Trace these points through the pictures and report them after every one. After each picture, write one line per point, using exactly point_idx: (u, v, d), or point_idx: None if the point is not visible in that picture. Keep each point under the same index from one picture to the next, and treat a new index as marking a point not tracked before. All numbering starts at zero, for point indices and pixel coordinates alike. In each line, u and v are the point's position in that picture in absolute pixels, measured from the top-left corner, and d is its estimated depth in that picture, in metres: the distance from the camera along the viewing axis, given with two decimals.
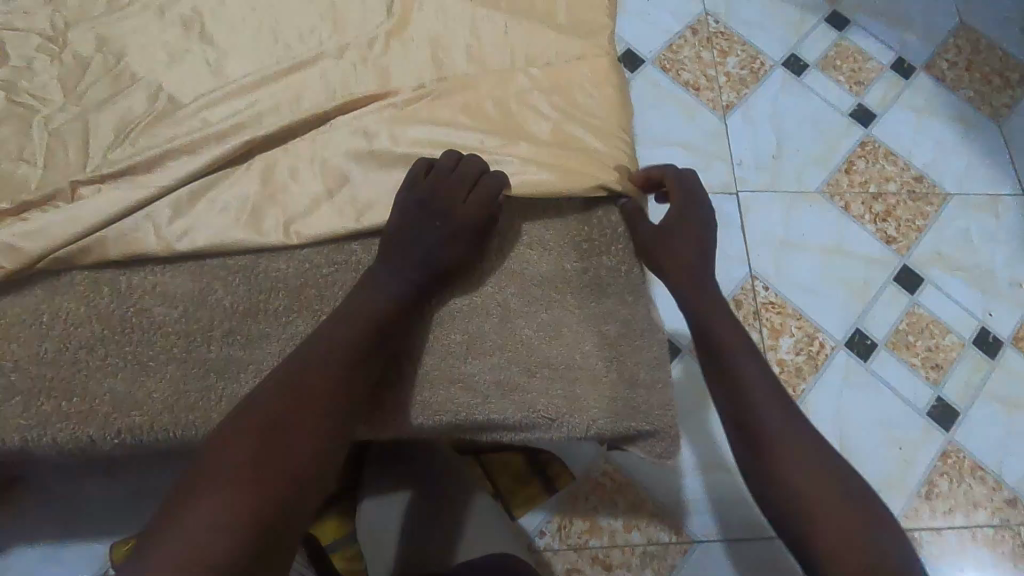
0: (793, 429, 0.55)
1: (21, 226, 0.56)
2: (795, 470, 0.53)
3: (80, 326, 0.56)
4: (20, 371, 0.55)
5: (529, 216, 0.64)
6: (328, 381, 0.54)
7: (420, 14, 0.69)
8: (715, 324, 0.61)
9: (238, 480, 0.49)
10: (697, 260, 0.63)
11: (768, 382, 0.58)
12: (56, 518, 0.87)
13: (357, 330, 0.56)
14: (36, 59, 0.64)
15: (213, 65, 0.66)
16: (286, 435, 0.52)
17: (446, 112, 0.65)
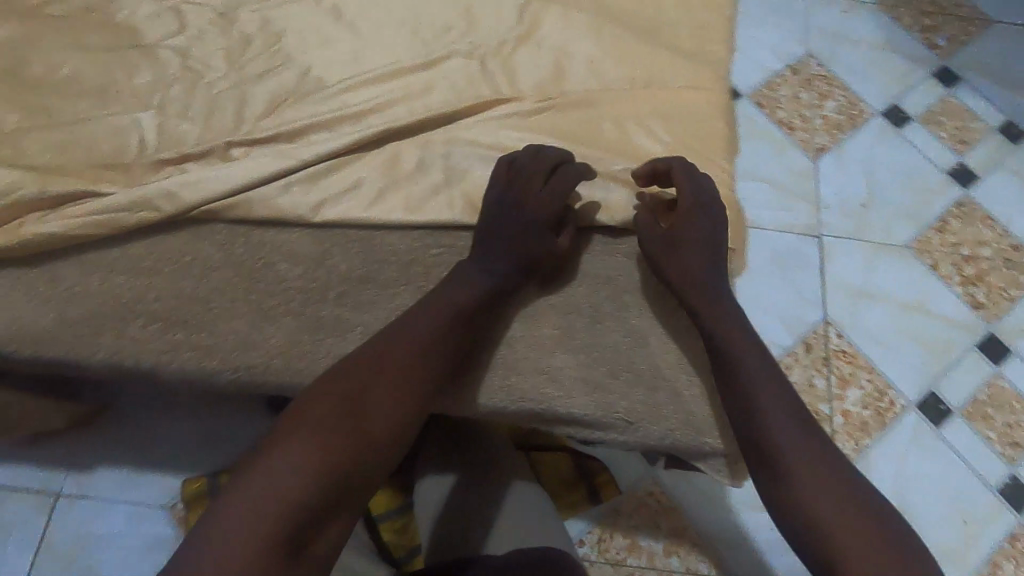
0: (808, 446, 0.54)
1: (181, 176, 0.63)
2: (813, 492, 0.52)
3: (215, 270, 0.63)
4: (160, 302, 0.61)
5: (552, 205, 0.62)
6: (414, 356, 0.57)
7: (549, 26, 0.74)
8: (713, 327, 0.59)
9: (322, 433, 0.53)
10: (709, 260, 0.61)
11: (785, 395, 0.56)
12: (139, 446, 1.01)
13: (444, 312, 0.59)
14: (206, 30, 0.72)
15: (356, 52, 0.72)
16: (368, 397, 0.55)
17: (561, 124, 0.69)
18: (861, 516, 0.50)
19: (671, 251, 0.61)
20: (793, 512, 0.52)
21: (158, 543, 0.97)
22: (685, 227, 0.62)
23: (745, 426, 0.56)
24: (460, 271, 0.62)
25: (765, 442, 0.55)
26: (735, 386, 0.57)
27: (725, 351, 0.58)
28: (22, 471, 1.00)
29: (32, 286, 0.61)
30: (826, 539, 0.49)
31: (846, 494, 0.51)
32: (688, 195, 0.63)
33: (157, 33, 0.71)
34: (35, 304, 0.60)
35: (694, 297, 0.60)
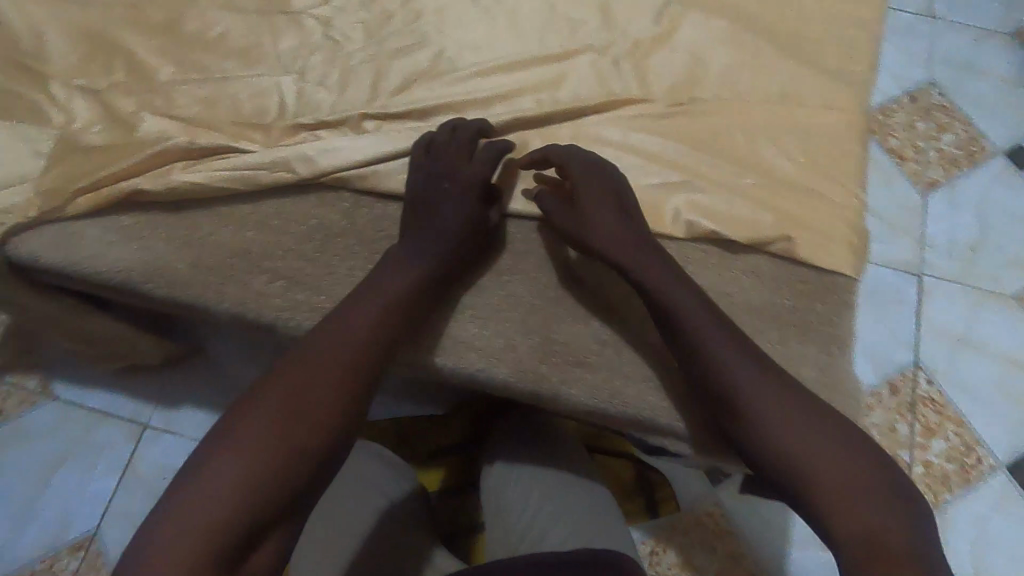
0: (773, 387, 0.52)
1: (319, 143, 0.66)
2: (786, 431, 0.50)
3: (339, 237, 0.65)
4: (286, 261, 0.64)
5: (457, 171, 0.62)
6: (353, 352, 0.52)
7: (686, 30, 0.72)
8: (652, 285, 0.57)
9: (262, 436, 0.46)
10: (633, 238, 0.59)
11: (736, 339, 0.54)
12: (221, 390, 1.07)
13: (382, 306, 0.55)
14: (349, 2, 0.73)
15: (491, 37, 0.72)
16: (302, 397, 0.48)
17: (690, 131, 0.68)
18: (837, 444, 0.49)
19: (581, 225, 0.60)
20: (768, 453, 0.50)
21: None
22: (582, 198, 0.61)
23: (708, 384, 0.54)
24: (404, 260, 0.58)
25: (729, 394, 0.52)
26: (688, 345, 0.55)
27: (664, 306, 0.56)
28: (115, 400, 1.08)
29: (170, 230, 0.64)
30: (806, 475, 0.48)
31: (817, 427, 0.50)
32: (578, 164, 0.62)
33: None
34: (172, 249, 0.64)
35: (626, 260, 0.58)
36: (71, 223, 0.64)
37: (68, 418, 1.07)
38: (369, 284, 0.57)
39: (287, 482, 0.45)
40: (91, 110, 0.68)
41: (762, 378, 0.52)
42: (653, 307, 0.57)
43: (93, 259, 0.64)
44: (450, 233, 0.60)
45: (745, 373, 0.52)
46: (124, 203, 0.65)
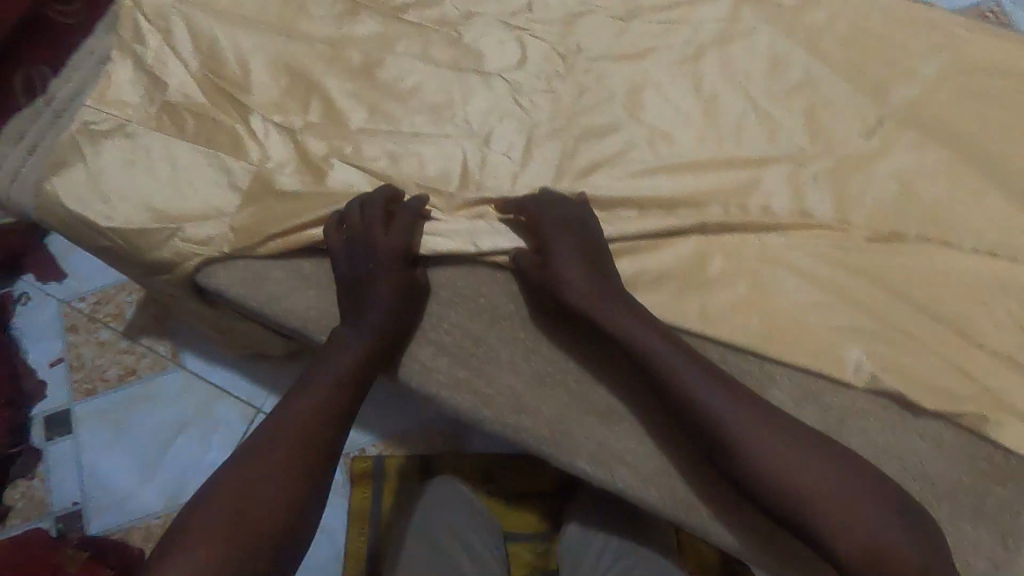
0: (753, 417, 0.54)
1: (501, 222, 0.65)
2: (775, 465, 0.52)
3: (506, 320, 0.65)
4: (452, 335, 0.64)
5: (388, 241, 0.62)
6: (305, 443, 0.54)
7: (896, 153, 0.67)
8: (622, 335, 0.58)
9: (216, 528, 0.49)
10: (602, 284, 0.60)
11: (706, 374, 0.56)
12: None
13: (332, 394, 0.58)
14: (543, 70, 0.72)
15: (683, 129, 0.69)
16: (253, 489, 0.51)
17: (885, 268, 0.64)
18: (825, 463, 0.52)
19: (553, 281, 0.60)
20: (761, 485, 0.52)
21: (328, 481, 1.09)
22: (550, 252, 0.61)
23: (695, 424, 0.55)
24: (345, 339, 0.60)
25: (717, 433, 0.53)
26: (672, 393, 0.56)
27: (641, 352, 0.57)
28: (234, 380, 1.15)
29: None
30: (805, 499, 0.51)
31: (801, 448, 0.53)
32: (551, 223, 0.62)
33: (495, 63, 0.73)
34: None
35: (595, 310, 0.58)
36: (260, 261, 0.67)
37: (191, 389, 1.16)
38: (314, 376, 0.59)
39: (245, 570, 0.48)
40: (285, 151, 0.71)
41: (733, 410, 0.54)
42: (629, 351, 0.58)
43: (273, 300, 0.66)
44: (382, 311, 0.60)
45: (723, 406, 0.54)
46: (308, 250, 0.68)
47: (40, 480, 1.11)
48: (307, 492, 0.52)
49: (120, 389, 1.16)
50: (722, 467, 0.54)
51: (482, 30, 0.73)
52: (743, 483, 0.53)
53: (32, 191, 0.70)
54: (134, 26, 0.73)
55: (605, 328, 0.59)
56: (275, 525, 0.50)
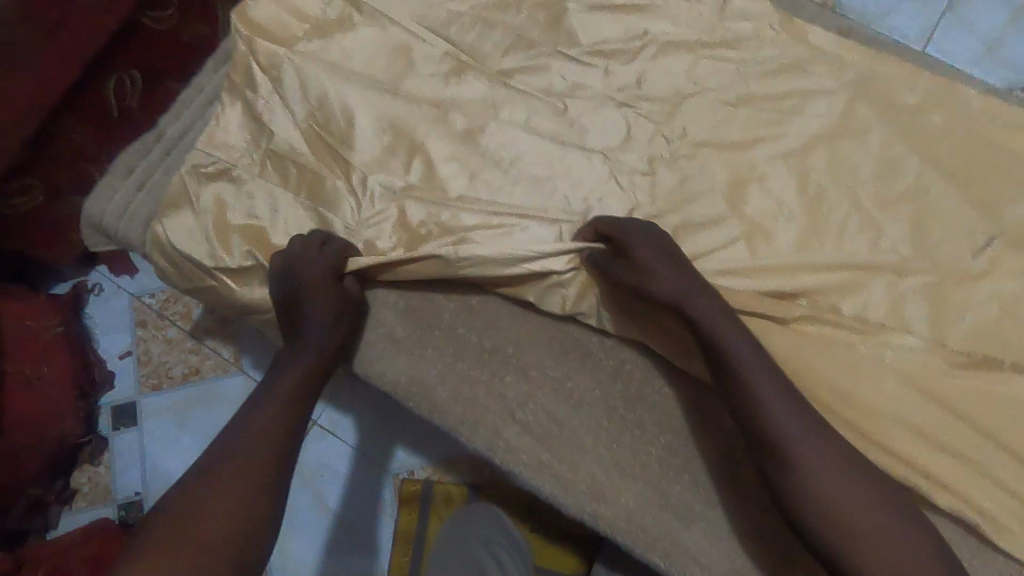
0: (814, 436, 0.56)
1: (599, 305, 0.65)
2: (823, 482, 0.54)
3: (592, 406, 0.66)
4: (537, 416, 0.66)
5: (316, 273, 0.63)
6: (254, 456, 0.57)
7: (999, 277, 0.67)
8: (707, 333, 0.58)
9: (163, 546, 0.51)
10: (692, 291, 0.59)
11: (782, 386, 0.57)
12: (374, 413, 1.15)
13: (277, 407, 0.60)
14: (647, 152, 0.72)
15: (785, 228, 0.69)
16: (208, 505, 0.54)
17: (977, 397, 0.64)
18: (867, 493, 0.54)
19: (640, 277, 0.60)
20: (804, 500, 0.54)
21: (376, 499, 1.12)
22: (636, 249, 0.61)
23: (759, 431, 0.56)
24: (287, 362, 0.63)
25: (781, 439, 0.55)
26: (745, 399, 0.57)
27: (723, 354, 0.58)
28: None
29: (437, 353, 0.68)
30: (840, 523, 0.53)
31: (848, 476, 0.55)
32: (641, 230, 0.62)
33: (599, 140, 0.72)
34: (435, 371, 0.68)
35: (685, 306, 0.59)
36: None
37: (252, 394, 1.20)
38: (257, 394, 0.61)
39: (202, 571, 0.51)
40: (384, 209, 0.71)
41: (798, 418, 0.56)
42: (710, 350, 0.59)
43: (366, 362, 0.69)
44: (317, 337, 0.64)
45: (790, 413, 0.56)
46: (402, 315, 0.69)
47: (105, 467, 1.16)
48: (258, 497, 0.55)
49: (185, 386, 1.20)
50: (770, 475, 0.56)
51: (588, 104, 0.73)
52: (786, 495, 0.55)
53: (143, 231, 0.73)
54: (246, 72, 0.74)
55: (691, 325, 0.59)
56: (226, 531, 0.53)
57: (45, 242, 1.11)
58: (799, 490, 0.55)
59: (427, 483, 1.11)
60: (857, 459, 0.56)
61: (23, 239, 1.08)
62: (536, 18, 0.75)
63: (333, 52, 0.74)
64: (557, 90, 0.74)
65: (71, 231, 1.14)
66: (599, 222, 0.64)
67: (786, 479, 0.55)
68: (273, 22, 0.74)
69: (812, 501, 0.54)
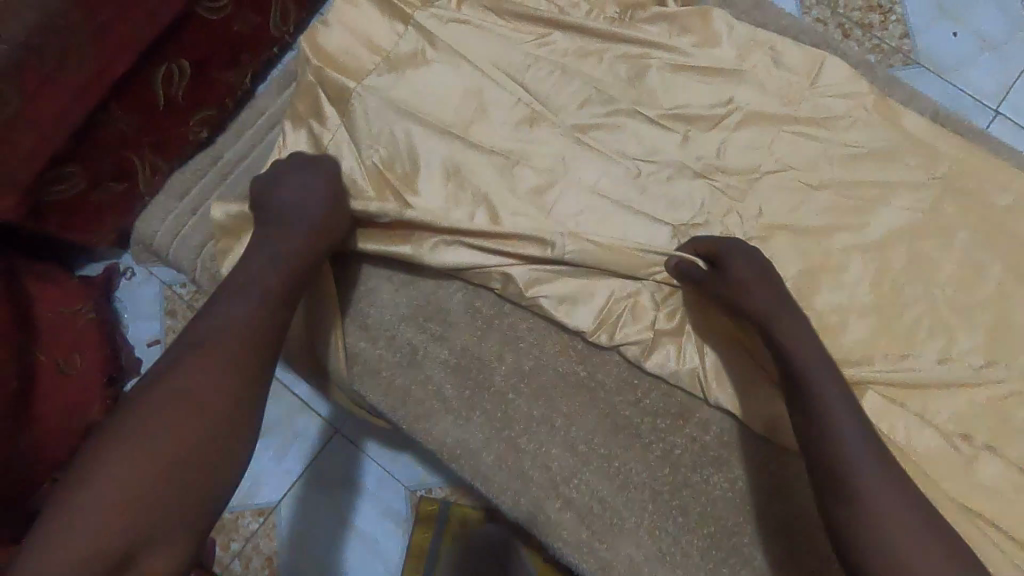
0: (885, 470, 0.52)
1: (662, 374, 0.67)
2: (868, 486, 0.51)
3: (638, 487, 0.65)
4: (582, 492, 0.65)
5: (329, 188, 0.64)
6: (217, 368, 0.52)
7: None
8: (791, 352, 0.58)
9: (137, 444, 0.48)
10: (782, 301, 0.60)
11: (862, 418, 0.55)
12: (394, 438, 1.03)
13: (255, 308, 0.55)
14: (720, 226, 0.69)
15: (858, 322, 0.66)
16: (166, 413, 0.49)
17: None
18: (931, 543, 0.49)
19: (734, 288, 0.61)
20: (862, 532, 0.50)
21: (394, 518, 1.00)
22: (734, 265, 0.62)
23: (810, 430, 0.55)
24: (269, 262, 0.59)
25: (831, 439, 0.53)
26: (820, 422, 0.54)
27: (805, 375, 0.56)
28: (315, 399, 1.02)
29: (485, 416, 0.67)
30: (896, 561, 0.48)
31: (917, 522, 0.50)
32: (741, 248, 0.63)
33: (673, 212, 0.69)
34: (482, 435, 0.67)
35: (773, 326, 0.59)
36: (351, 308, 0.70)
37: None
38: (231, 288, 0.56)
39: (177, 477, 0.48)
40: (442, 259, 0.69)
41: (855, 423, 0.54)
42: (783, 365, 0.58)
43: (414, 419, 0.67)
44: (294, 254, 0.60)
45: (847, 420, 0.54)
46: (453, 374, 0.68)
47: None
48: (239, 409, 0.52)
49: None
50: (826, 501, 0.52)
51: (664, 171, 0.70)
52: (824, 493, 0.52)
53: (195, 257, 0.72)
54: (312, 102, 0.71)
55: (773, 343, 0.59)
56: (207, 443, 0.50)
57: (82, 227, 1.10)
58: (839, 488, 0.52)
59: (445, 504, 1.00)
60: (925, 509, 0.51)
61: (62, 223, 1.06)
62: (617, 72, 0.72)
63: (403, 89, 0.71)
64: (632, 151, 0.71)
65: (106, 216, 1.12)
66: (700, 240, 0.65)
67: (827, 475, 0.52)
68: (345, 52, 0.72)
69: (843, 497, 0.51)
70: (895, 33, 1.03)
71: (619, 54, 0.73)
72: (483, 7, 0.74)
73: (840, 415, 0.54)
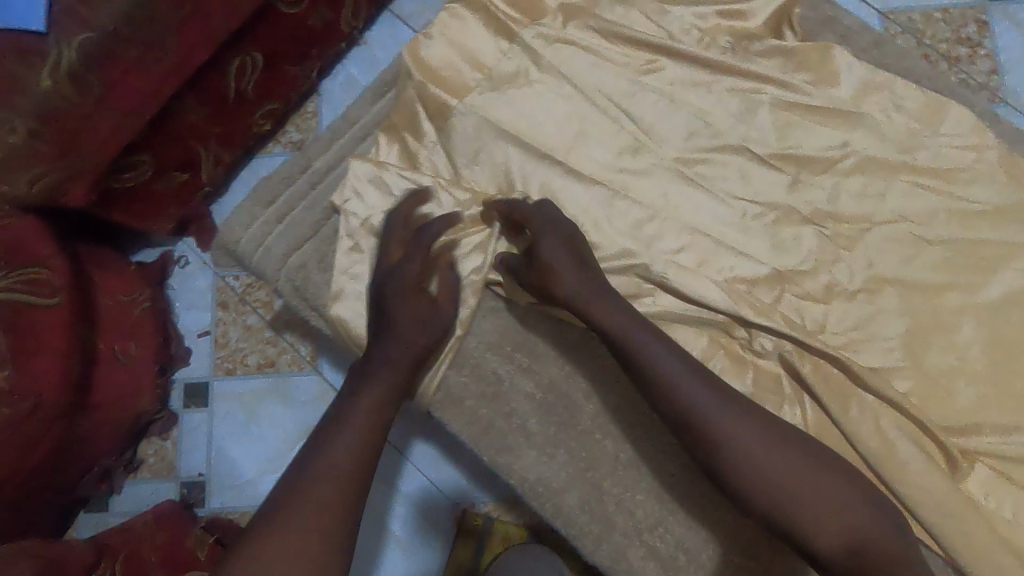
0: (742, 422, 0.55)
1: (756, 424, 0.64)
2: (739, 440, 0.55)
3: (723, 536, 0.63)
4: (666, 539, 0.63)
5: (414, 293, 0.62)
6: (324, 499, 0.53)
7: None
8: (617, 332, 0.59)
9: None
10: (590, 268, 0.62)
11: (686, 367, 0.58)
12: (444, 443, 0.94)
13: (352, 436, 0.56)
14: (826, 274, 0.66)
15: (965, 385, 0.63)
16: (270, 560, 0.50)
17: None
18: (796, 462, 0.54)
19: (544, 272, 0.62)
20: (744, 480, 0.54)
21: (437, 533, 0.93)
22: (542, 242, 0.62)
23: (664, 407, 0.57)
24: (368, 375, 0.60)
25: (689, 414, 0.56)
26: (664, 394, 0.57)
27: (637, 350, 0.58)
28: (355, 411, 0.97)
29: (570, 455, 0.65)
30: (782, 498, 0.53)
31: (777, 449, 0.55)
32: (550, 222, 0.63)
33: (778, 257, 0.66)
34: (565, 474, 0.65)
35: (587, 305, 0.60)
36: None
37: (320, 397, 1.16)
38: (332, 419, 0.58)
39: None
40: None
41: (698, 380, 0.57)
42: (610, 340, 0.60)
43: (496, 453, 0.66)
44: (392, 366, 0.60)
45: (690, 379, 0.57)
46: (539, 408, 0.66)
47: (172, 442, 1.13)
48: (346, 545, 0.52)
49: (256, 377, 1.14)
50: (705, 465, 0.56)
51: (771, 214, 0.67)
52: (711, 467, 0.56)
53: (280, 267, 0.70)
54: (411, 117, 0.70)
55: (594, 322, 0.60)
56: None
57: (145, 215, 1.05)
58: (713, 454, 0.55)
59: (490, 521, 0.91)
60: (776, 430, 0.56)
61: (126, 212, 1.02)
62: (727, 105, 0.69)
63: (504, 109, 0.69)
64: (737, 190, 0.68)
65: (169, 203, 1.08)
66: (512, 207, 0.64)
67: (700, 443, 0.56)
68: (448, 67, 0.70)
69: (722, 461, 0.55)
70: (985, 67, 0.92)
71: (729, 87, 0.70)
72: (590, 28, 0.71)
73: (677, 382, 0.57)
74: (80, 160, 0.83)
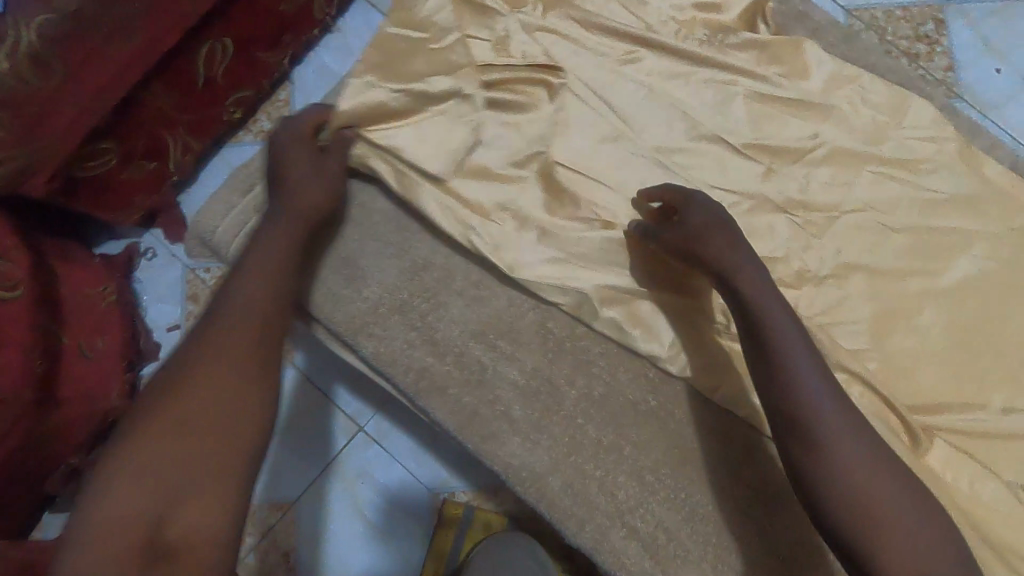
0: (852, 429, 0.51)
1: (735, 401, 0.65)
2: (843, 446, 0.51)
3: (703, 514, 0.65)
4: (645, 518, 0.65)
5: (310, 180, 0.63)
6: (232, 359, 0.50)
7: None
8: (752, 300, 0.57)
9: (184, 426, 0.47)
10: (740, 248, 0.60)
11: (819, 362, 0.54)
12: (418, 427, 0.94)
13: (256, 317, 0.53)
14: (797, 259, 0.68)
15: (924, 362, 0.66)
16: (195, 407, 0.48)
17: None
18: (898, 488, 0.50)
19: (688, 239, 0.61)
20: (829, 481, 0.50)
21: (413, 520, 0.91)
22: (694, 216, 0.61)
23: (774, 380, 0.54)
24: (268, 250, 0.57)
25: (804, 395, 0.52)
26: (778, 369, 0.54)
27: (765, 327, 0.55)
28: (339, 387, 0.94)
29: (552, 439, 0.66)
30: (864, 516, 0.49)
31: (886, 472, 0.50)
32: (686, 219, 0.62)
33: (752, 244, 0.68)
34: (548, 459, 0.66)
35: (735, 279, 0.58)
36: (407, 288, 0.68)
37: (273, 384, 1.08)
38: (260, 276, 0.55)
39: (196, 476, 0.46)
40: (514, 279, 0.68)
41: (822, 373, 0.54)
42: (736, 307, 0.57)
43: (481, 439, 0.67)
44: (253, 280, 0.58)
45: (811, 369, 0.53)
46: (523, 394, 0.67)
47: None
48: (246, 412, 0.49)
49: None
50: (795, 455, 0.52)
51: (745, 203, 0.69)
52: (800, 457, 0.52)
53: None
54: None
55: (729, 284, 0.58)
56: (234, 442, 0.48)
57: (110, 206, 0.97)
58: (806, 438, 0.51)
59: (467, 510, 0.91)
60: (890, 459, 0.51)
61: (87, 201, 0.93)
62: (703, 95, 0.71)
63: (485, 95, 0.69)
64: (714, 179, 0.69)
65: (136, 195, 1.00)
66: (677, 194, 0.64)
67: (798, 429, 0.52)
68: None
69: (817, 455, 0.51)
70: (941, 63, 0.94)
71: (706, 78, 0.72)
72: (572, 18, 0.72)
73: (800, 361, 0.53)
74: (39, 144, 0.75)
